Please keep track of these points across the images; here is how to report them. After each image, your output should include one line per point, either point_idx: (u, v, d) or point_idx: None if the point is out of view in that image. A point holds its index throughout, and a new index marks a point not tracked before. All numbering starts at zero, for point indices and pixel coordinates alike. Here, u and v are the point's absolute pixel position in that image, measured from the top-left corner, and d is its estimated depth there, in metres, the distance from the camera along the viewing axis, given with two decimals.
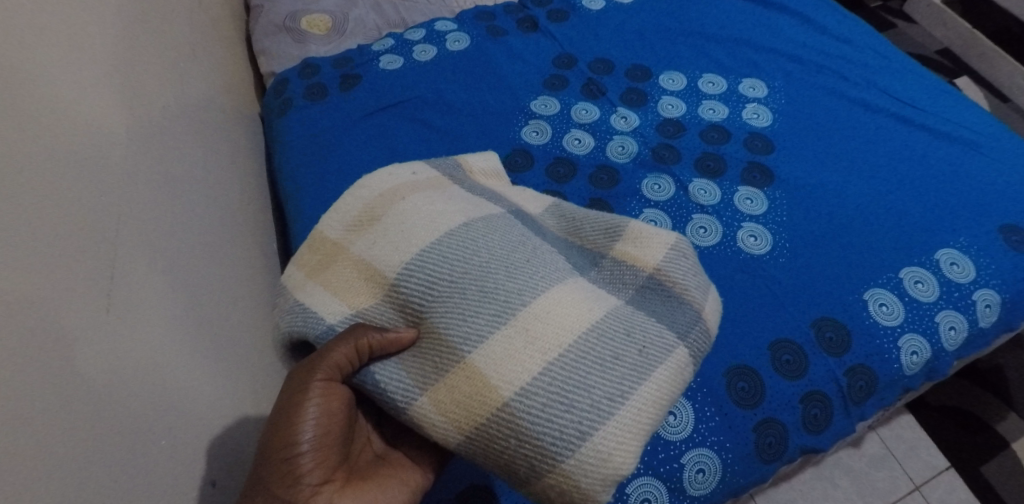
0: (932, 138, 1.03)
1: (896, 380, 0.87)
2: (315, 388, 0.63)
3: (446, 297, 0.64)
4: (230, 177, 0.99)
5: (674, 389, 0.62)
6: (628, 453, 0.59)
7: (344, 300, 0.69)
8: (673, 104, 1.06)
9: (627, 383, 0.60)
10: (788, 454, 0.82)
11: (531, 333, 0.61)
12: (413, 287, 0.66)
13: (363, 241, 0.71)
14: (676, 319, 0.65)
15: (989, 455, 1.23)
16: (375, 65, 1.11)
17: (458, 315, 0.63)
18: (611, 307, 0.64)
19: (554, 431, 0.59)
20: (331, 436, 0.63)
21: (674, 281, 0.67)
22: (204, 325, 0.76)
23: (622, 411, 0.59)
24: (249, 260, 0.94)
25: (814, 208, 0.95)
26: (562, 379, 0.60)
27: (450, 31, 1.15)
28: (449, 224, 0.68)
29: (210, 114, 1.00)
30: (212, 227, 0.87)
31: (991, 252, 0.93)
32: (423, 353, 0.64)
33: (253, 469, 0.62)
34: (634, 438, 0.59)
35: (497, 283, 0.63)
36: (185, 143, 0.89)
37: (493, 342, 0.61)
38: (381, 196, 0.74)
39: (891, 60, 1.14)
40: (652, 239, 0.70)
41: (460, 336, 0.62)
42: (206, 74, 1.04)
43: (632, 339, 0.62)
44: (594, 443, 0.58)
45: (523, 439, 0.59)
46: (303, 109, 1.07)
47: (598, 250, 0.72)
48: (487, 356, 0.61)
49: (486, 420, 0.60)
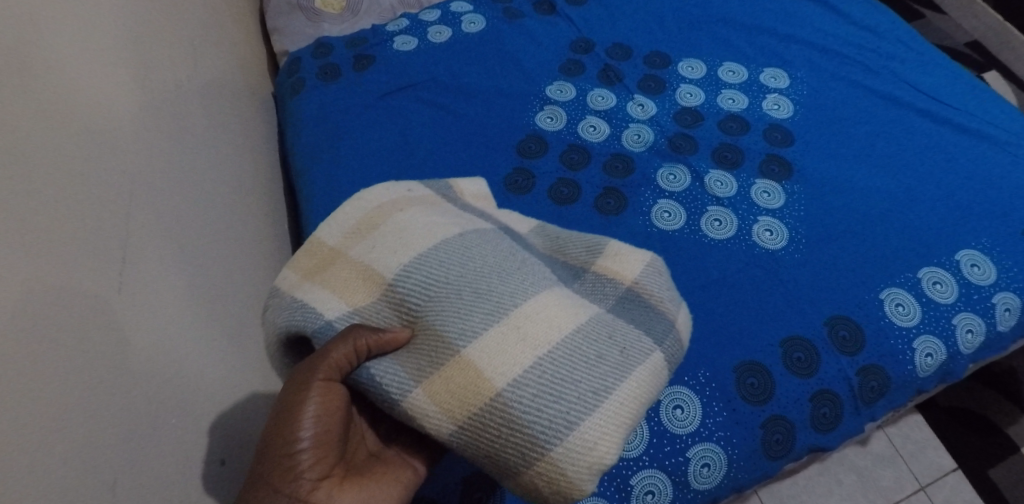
0: (957, 135, 1.00)
1: (909, 382, 0.85)
2: (315, 388, 0.61)
3: (441, 297, 0.63)
4: (242, 156, 0.98)
5: (652, 390, 0.61)
6: (612, 443, 0.58)
7: (343, 298, 0.67)
8: (691, 92, 1.04)
9: (611, 379, 0.60)
10: (795, 452, 0.81)
11: (524, 331, 0.61)
12: (410, 287, 0.65)
13: (362, 245, 0.69)
14: (652, 326, 0.64)
15: (999, 458, 1.21)
16: (389, 46, 1.09)
17: (452, 313, 0.62)
18: (595, 312, 0.64)
19: (543, 420, 0.58)
20: (331, 434, 0.62)
21: (650, 293, 0.67)
22: (214, 305, 0.76)
23: (607, 404, 0.59)
24: (259, 240, 0.94)
25: (831, 202, 0.93)
26: (551, 372, 0.59)
27: (466, 13, 1.13)
28: (444, 233, 0.67)
29: (222, 91, 0.99)
30: (223, 206, 0.87)
31: (1014, 254, 0.91)
32: (416, 349, 0.63)
33: (252, 466, 0.61)
34: (617, 430, 0.59)
35: (490, 286, 0.63)
36: (198, 121, 0.88)
37: (487, 338, 0.61)
38: (381, 207, 0.72)
39: (918, 52, 1.11)
40: (630, 256, 0.69)
41: (454, 331, 0.61)
42: (219, 51, 1.03)
43: (614, 341, 0.62)
44: (581, 432, 0.58)
45: (514, 428, 0.58)
46: (316, 89, 1.06)
47: (581, 265, 0.70)
48: (481, 350, 0.60)
49: (479, 410, 0.59)
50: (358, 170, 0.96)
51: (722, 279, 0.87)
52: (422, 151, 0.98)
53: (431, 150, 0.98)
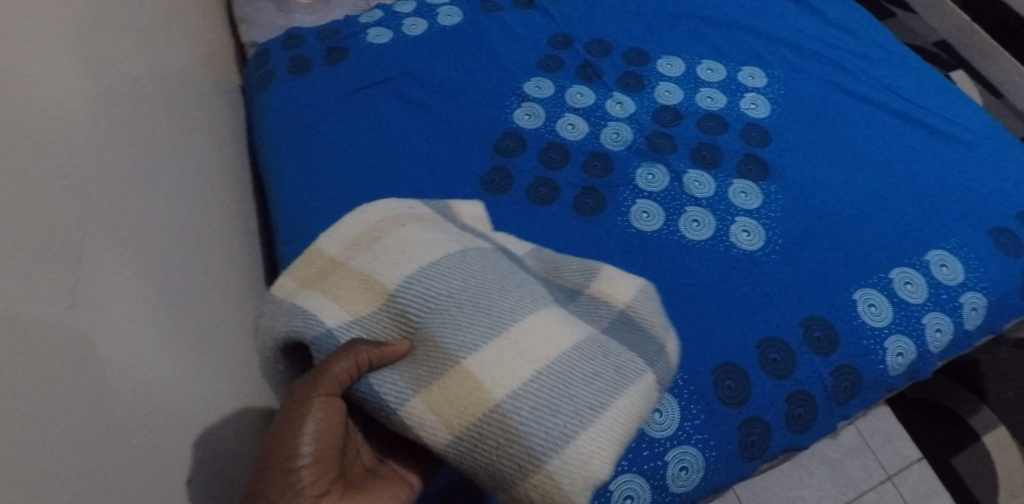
0: (928, 135, 1.02)
1: (881, 381, 0.87)
2: (315, 403, 0.60)
3: (443, 310, 0.63)
4: (208, 151, 0.95)
5: (645, 410, 0.62)
6: (607, 457, 0.59)
7: (343, 306, 0.67)
8: (670, 90, 1.04)
9: (605, 397, 0.60)
10: (771, 452, 0.82)
11: (523, 346, 0.61)
12: (411, 299, 0.64)
13: (363, 257, 0.69)
14: (645, 349, 0.65)
15: (960, 448, 1.25)
16: (363, 38, 1.07)
17: (453, 327, 0.62)
18: (589, 332, 0.65)
19: (540, 431, 0.59)
20: (331, 450, 0.60)
21: (643, 318, 0.68)
22: (181, 311, 0.73)
23: (602, 420, 0.59)
24: (226, 240, 0.91)
25: (807, 202, 0.94)
26: (550, 385, 0.60)
27: (442, 5, 1.11)
28: (445, 250, 0.67)
29: (185, 84, 0.96)
30: (188, 205, 0.84)
31: (981, 254, 0.93)
32: (417, 361, 0.63)
33: (250, 481, 0.58)
34: (612, 446, 0.59)
35: (491, 301, 0.63)
36: (158, 114, 0.85)
37: (486, 351, 0.61)
38: (382, 221, 0.72)
39: (892, 53, 1.12)
40: (621, 281, 0.71)
41: (455, 344, 0.61)
42: (182, 41, 0.99)
43: (608, 359, 0.63)
44: (577, 446, 0.58)
45: (511, 439, 0.59)
46: (286, 83, 1.03)
47: (575, 288, 0.72)
48: (480, 363, 0.60)
49: (476, 420, 0.59)
50: (334, 167, 0.94)
51: (701, 279, 0.87)
52: (398, 148, 0.96)
53: (408, 147, 0.96)
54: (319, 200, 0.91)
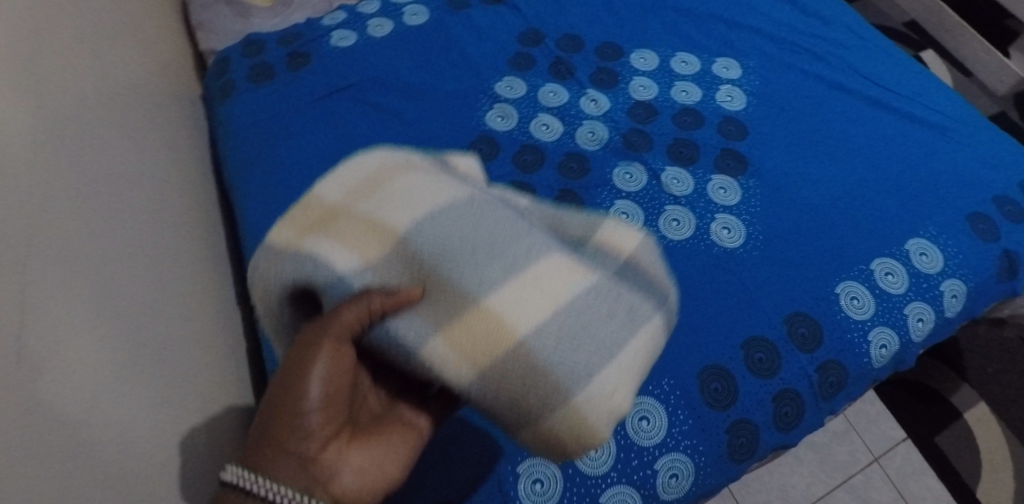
0: (903, 122, 1.01)
1: (865, 373, 0.87)
2: (324, 348, 0.58)
3: (456, 254, 0.61)
4: (170, 169, 0.92)
5: (652, 355, 0.62)
6: (627, 392, 0.60)
7: (353, 251, 0.63)
8: (644, 85, 1.02)
9: (622, 335, 0.60)
10: (760, 452, 0.82)
11: (541, 283, 0.60)
12: (423, 242, 0.61)
13: (365, 203, 0.65)
14: (651, 294, 0.63)
15: (943, 426, 1.26)
16: (325, 42, 1.03)
17: (469, 268, 0.60)
18: (601, 276, 0.62)
19: (566, 365, 0.58)
20: (340, 395, 0.59)
21: (648, 267, 0.65)
22: (154, 342, 0.71)
23: (620, 357, 0.59)
24: (194, 261, 0.88)
25: (785, 196, 0.93)
26: (571, 323, 0.59)
27: (407, 4, 1.08)
28: (452, 195, 0.63)
29: (140, 101, 0.91)
30: (153, 229, 0.81)
31: (959, 241, 0.93)
32: (434, 304, 0.60)
33: (258, 418, 0.59)
34: (629, 381, 0.60)
35: (507, 244, 0.61)
36: (113, 137, 0.81)
37: (506, 290, 0.59)
38: (379, 169, 0.67)
39: (864, 38, 1.11)
40: (624, 231, 0.67)
41: (474, 284, 0.59)
42: (136, 54, 0.95)
43: (621, 300, 0.61)
44: (600, 379, 0.59)
45: (537, 377, 0.58)
46: (247, 93, 1.00)
47: (578, 236, 0.66)
48: (503, 302, 0.59)
49: (502, 359, 0.58)
50: (304, 181, 0.91)
51: (683, 280, 0.86)
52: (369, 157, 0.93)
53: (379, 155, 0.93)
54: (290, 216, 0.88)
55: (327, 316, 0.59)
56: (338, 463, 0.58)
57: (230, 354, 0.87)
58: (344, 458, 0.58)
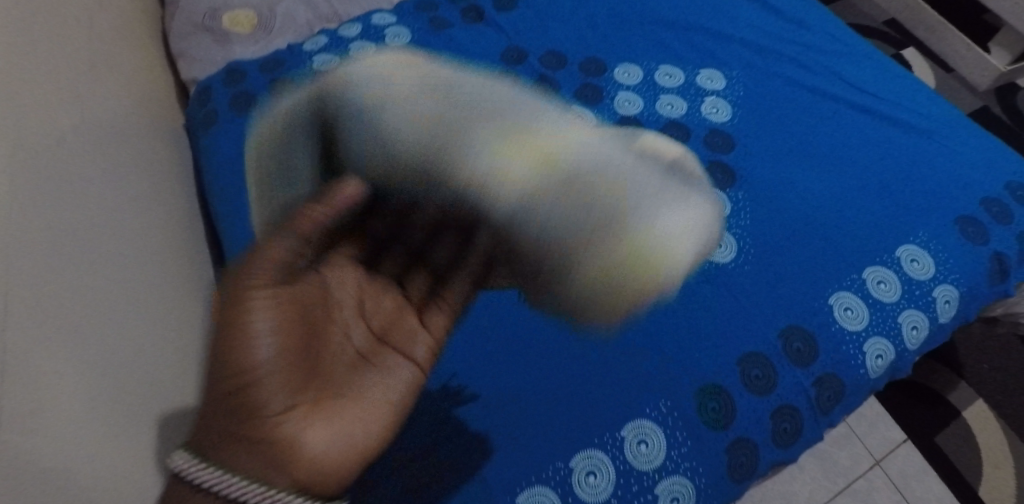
0: (888, 127, 1.01)
1: (862, 384, 0.87)
2: (258, 303, 0.62)
3: (512, 118, 0.78)
4: (155, 202, 0.91)
5: (706, 231, 0.84)
6: (684, 243, 0.80)
7: (406, 106, 0.77)
8: (629, 99, 1.01)
9: (672, 203, 0.82)
10: (760, 470, 0.83)
11: (579, 152, 0.79)
12: (474, 102, 0.79)
13: (410, 83, 0.80)
14: (694, 185, 0.87)
15: (942, 425, 1.26)
16: (306, 66, 1.03)
17: (530, 129, 0.78)
18: (631, 150, 0.87)
19: (611, 213, 0.76)
20: (288, 351, 0.63)
21: (689, 171, 0.90)
22: (138, 387, 0.70)
23: (678, 219, 0.81)
24: (183, 295, 0.86)
25: (775, 207, 0.93)
26: (611, 181, 0.78)
27: (389, 26, 1.07)
28: (501, 91, 0.82)
29: (124, 133, 0.89)
30: (141, 267, 0.80)
31: (950, 246, 0.92)
32: (484, 134, 0.75)
33: (209, 400, 0.63)
34: (683, 239, 0.81)
35: (545, 124, 0.80)
36: (99, 172, 0.79)
37: (550, 142, 0.77)
38: (413, 66, 0.84)
39: (847, 43, 1.11)
40: (671, 151, 0.94)
41: (545, 134, 0.78)
42: (120, 85, 0.94)
43: (667, 184, 0.83)
44: (659, 230, 0.78)
45: (596, 212, 0.76)
46: (229, 122, 0.99)
47: (630, 136, 0.92)
48: (565, 151, 0.76)
49: (562, 195, 0.75)
50: None
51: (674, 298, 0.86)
52: None
53: None
54: None
55: (256, 271, 0.63)
56: (297, 428, 0.62)
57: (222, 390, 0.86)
58: (306, 418, 0.63)
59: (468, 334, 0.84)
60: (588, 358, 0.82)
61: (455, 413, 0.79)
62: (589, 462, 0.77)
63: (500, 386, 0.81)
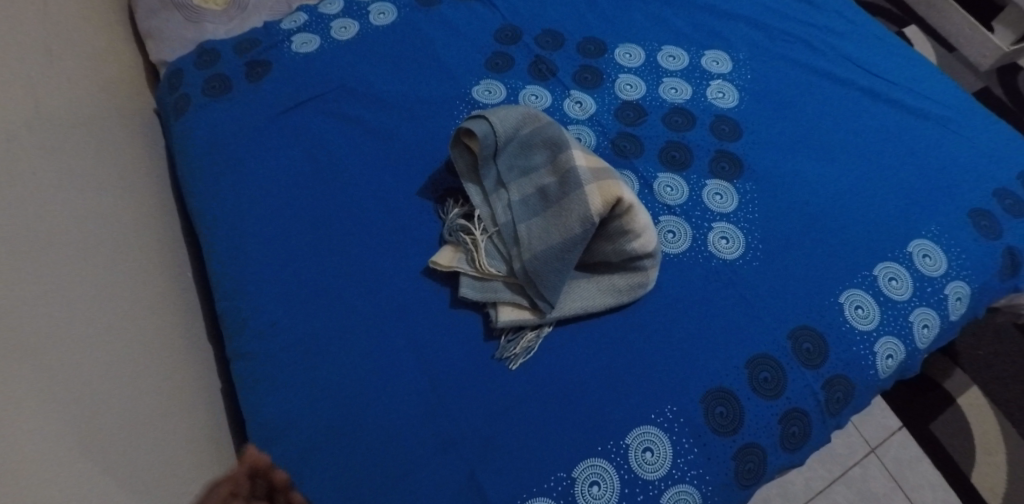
0: (900, 113, 0.98)
1: (871, 385, 0.84)
2: None
3: (513, 194, 0.82)
4: (120, 196, 0.84)
5: (602, 300, 0.80)
6: (596, 312, 0.81)
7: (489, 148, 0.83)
8: (631, 83, 0.98)
9: (604, 291, 0.81)
10: (766, 475, 0.80)
11: (547, 222, 0.80)
12: (505, 171, 0.83)
13: (498, 142, 0.82)
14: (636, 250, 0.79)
15: (938, 413, 1.24)
16: (287, 47, 0.98)
17: (519, 203, 0.82)
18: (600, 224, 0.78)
19: (514, 258, 0.80)
20: None
21: None
22: (105, 411, 0.65)
23: (596, 303, 0.80)
24: (151, 294, 0.82)
25: (784, 199, 0.89)
26: (537, 253, 0.79)
27: (374, 2, 1.03)
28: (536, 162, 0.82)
29: (87, 119, 0.83)
30: (102, 267, 0.75)
31: (964, 240, 0.89)
32: (501, 190, 0.83)
33: None
34: (599, 303, 0.80)
35: (524, 199, 0.82)
36: (53, 166, 0.74)
37: (527, 219, 0.81)
38: (525, 122, 0.83)
39: (858, 25, 1.07)
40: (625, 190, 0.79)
41: (520, 216, 0.81)
42: (85, 70, 0.88)
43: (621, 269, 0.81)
44: (577, 298, 0.80)
45: (489, 255, 0.81)
46: (204, 108, 0.93)
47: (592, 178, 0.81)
48: (526, 228, 0.80)
49: (498, 237, 0.82)
50: (271, 206, 0.86)
51: (678, 295, 0.83)
52: (341, 177, 0.88)
53: (350, 176, 0.88)
54: (262, 249, 0.83)
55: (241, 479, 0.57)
56: None
57: (196, 394, 0.81)
58: None
59: (460, 335, 0.79)
60: (590, 361, 0.79)
61: (448, 417, 0.75)
62: (592, 472, 0.73)
63: (498, 392, 0.76)
